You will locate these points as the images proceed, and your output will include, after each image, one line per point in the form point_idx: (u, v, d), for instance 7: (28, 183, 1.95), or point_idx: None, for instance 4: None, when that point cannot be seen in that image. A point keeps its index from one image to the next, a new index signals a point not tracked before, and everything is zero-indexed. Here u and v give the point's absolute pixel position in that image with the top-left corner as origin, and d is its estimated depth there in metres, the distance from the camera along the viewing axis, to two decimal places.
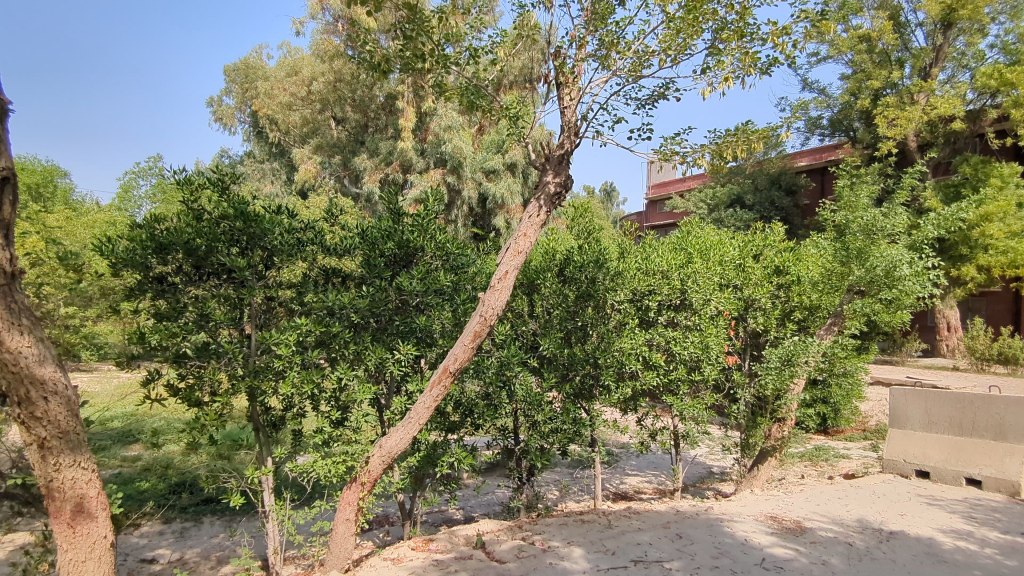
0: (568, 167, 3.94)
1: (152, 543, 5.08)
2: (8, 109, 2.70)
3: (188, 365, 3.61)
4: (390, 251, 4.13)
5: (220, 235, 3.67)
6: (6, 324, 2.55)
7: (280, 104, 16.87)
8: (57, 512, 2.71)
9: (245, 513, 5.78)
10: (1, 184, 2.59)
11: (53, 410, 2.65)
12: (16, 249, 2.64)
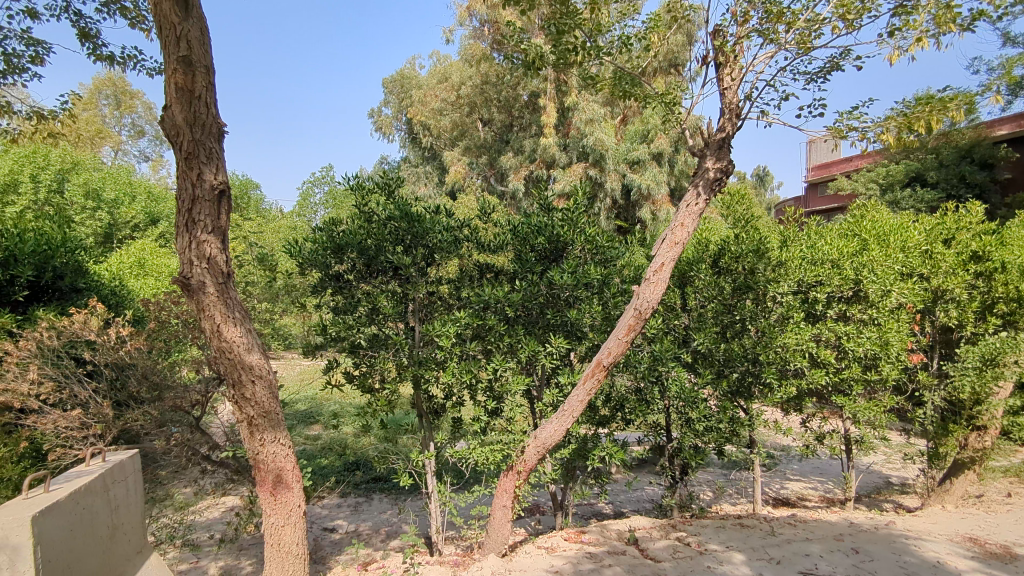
0: (729, 151, 3.71)
1: (332, 514, 5.65)
2: (224, 131, 3.04)
3: (362, 355, 3.96)
4: (541, 245, 4.18)
5: (388, 235, 3.96)
6: (223, 318, 2.96)
7: (432, 111, 18.01)
8: (263, 481, 3.11)
9: (408, 493, 6.23)
10: (218, 198, 2.96)
11: (259, 391, 3.04)
12: (231, 252, 3.04)
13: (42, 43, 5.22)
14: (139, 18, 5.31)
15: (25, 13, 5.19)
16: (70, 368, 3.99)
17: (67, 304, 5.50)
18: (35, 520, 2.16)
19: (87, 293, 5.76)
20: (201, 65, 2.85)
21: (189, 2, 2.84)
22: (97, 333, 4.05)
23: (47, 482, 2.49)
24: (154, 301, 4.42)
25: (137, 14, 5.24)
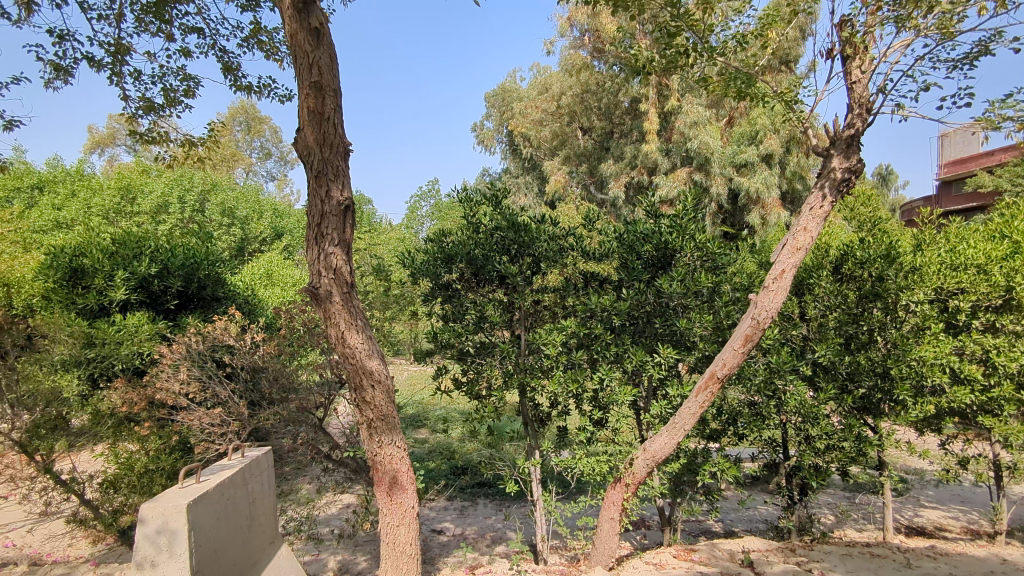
0: (858, 150, 3.45)
1: (439, 517, 5.81)
2: (349, 150, 3.23)
3: (470, 362, 4.07)
4: (648, 253, 4.11)
5: (495, 245, 4.05)
6: (347, 325, 3.15)
7: (533, 121, 18.33)
8: (380, 481, 3.26)
9: (512, 499, 6.28)
10: (345, 212, 3.14)
11: (378, 396, 3.20)
12: (355, 263, 3.21)
13: (194, 78, 5.82)
14: (274, 49, 5.78)
15: (180, 52, 5.80)
16: (212, 370, 4.41)
17: (210, 312, 6.11)
18: (190, 506, 2.39)
19: (226, 301, 6.34)
20: (330, 88, 3.05)
21: (320, 32, 3.05)
22: (235, 338, 4.45)
23: (198, 473, 2.76)
24: (284, 310, 4.79)
25: (272, 46, 5.72)
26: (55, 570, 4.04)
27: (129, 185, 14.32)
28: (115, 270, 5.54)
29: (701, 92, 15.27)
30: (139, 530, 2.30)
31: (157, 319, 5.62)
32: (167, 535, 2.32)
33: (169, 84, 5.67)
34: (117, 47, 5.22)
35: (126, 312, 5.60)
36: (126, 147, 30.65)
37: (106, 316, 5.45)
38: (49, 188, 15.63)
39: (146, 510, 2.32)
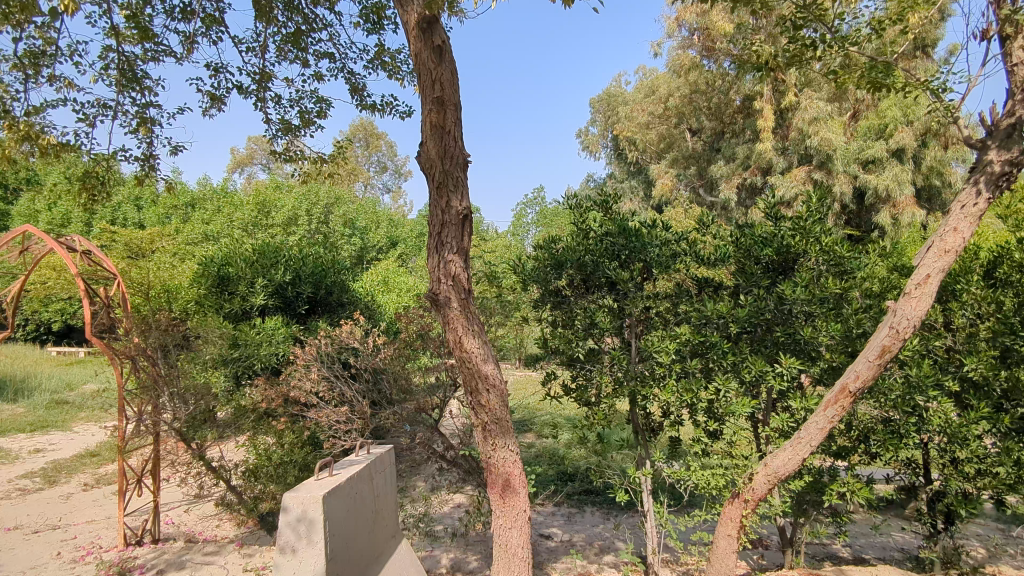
0: (1019, 141, 3.09)
1: (547, 521, 5.84)
2: (468, 161, 3.35)
3: (579, 368, 4.07)
4: (767, 258, 3.91)
5: (605, 251, 4.03)
6: (465, 330, 3.26)
7: (639, 125, 18.19)
8: (493, 483, 3.34)
9: (620, 508, 6.18)
10: (463, 220, 3.25)
11: (493, 400, 3.28)
12: (472, 270, 3.31)
13: (325, 100, 6.29)
14: (394, 68, 6.13)
15: (313, 76, 6.29)
16: (339, 371, 4.73)
17: (336, 316, 6.55)
18: (325, 498, 2.57)
19: (349, 306, 6.78)
20: (450, 103, 3.18)
21: (443, 49, 3.20)
22: (359, 341, 4.74)
23: (330, 466, 2.96)
24: (404, 315, 5.06)
25: (394, 65, 6.06)
26: (207, 547, 4.49)
27: (265, 201, 15.70)
28: (255, 278, 6.11)
29: (822, 85, 14.31)
30: (282, 517, 2.51)
31: (291, 323, 6.20)
32: (306, 524, 2.51)
33: (304, 106, 6.16)
34: (262, 75, 5.74)
35: (264, 316, 6.15)
36: (261, 165, 33.71)
37: (248, 320, 6.09)
38: (199, 205, 17.52)
39: (288, 499, 2.52)
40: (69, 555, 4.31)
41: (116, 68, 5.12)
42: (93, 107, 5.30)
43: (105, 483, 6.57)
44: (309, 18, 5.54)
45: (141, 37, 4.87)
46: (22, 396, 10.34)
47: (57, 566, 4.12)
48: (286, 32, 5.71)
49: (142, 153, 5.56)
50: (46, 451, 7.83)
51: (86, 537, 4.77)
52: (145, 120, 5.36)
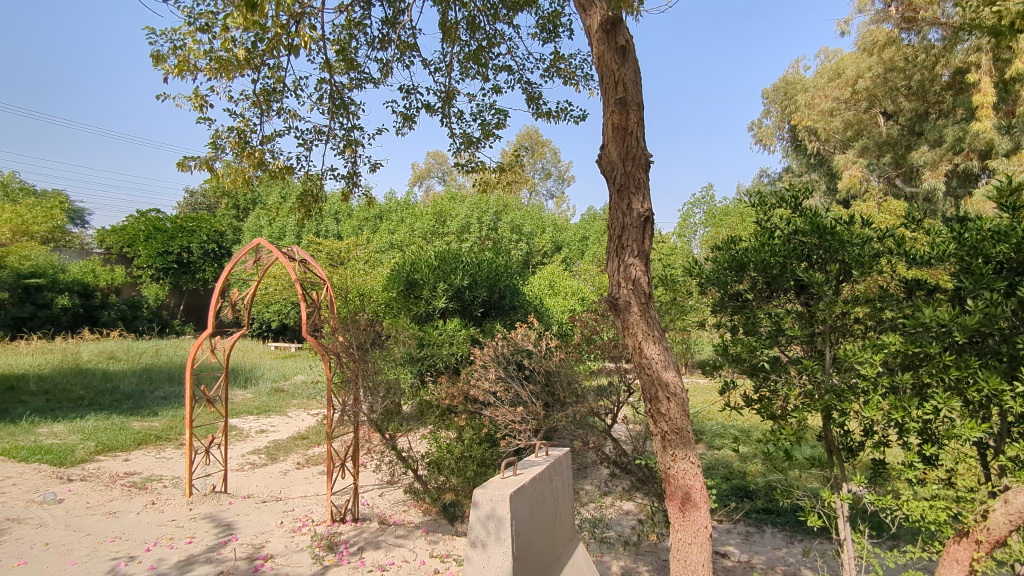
0: None
1: (722, 538, 5.50)
2: (650, 161, 3.26)
3: (764, 379, 3.78)
4: (1002, 255, 3.30)
5: (795, 251, 3.71)
6: (644, 335, 3.19)
7: (822, 112, 16.35)
8: (672, 495, 3.23)
9: (808, 533, 5.61)
10: (644, 223, 3.16)
11: (672, 408, 3.17)
12: (653, 273, 3.21)
13: (504, 111, 6.57)
14: (569, 74, 6.22)
15: (492, 89, 6.61)
16: (514, 372, 4.90)
17: (510, 319, 6.80)
18: (512, 497, 2.69)
19: (522, 309, 7.00)
20: (634, 103, 3.14)
21: (626, 49, 3.18)
22: (534, 344, 4.87)
23: (513, 466, 3.09)
24: (580, 318, 5.10)
25: (569, 72, 6.16)
26: (398, 531, 4.89)
27: (442, 210, 17.41)
28: (437, 283, 6.60)
29: None
30: (474, 512, 2.67)
31: (468, 325, 6.56)
32: (495, 521, 2.64)
33: (485, 119, 6.50)
34: (447, 93, 6.15)
35: (445, 319, 6.61)
36: (438, 178, 36.38)
37: (431, 322, 6.56)
38: (386, 216, 19.34)
39: (480, 495, 2.68)
40: (289, 525, 4.96)
41: (328, 97, 5.80)
42: (311, 133, 6.06)
43: (313, 463, 7.47)
44: (490, 34, 5.83)
45: (348, 67, 5.47)
46: (251, 384, 12.17)
47: (280, 533, 4.76)
48: (469, 50, 6.05)
49: (348, 171, 6.25)
50: (268, 432, 9.13)
51: (301, 510, 5.46)
52: (350, 142, 6.01)
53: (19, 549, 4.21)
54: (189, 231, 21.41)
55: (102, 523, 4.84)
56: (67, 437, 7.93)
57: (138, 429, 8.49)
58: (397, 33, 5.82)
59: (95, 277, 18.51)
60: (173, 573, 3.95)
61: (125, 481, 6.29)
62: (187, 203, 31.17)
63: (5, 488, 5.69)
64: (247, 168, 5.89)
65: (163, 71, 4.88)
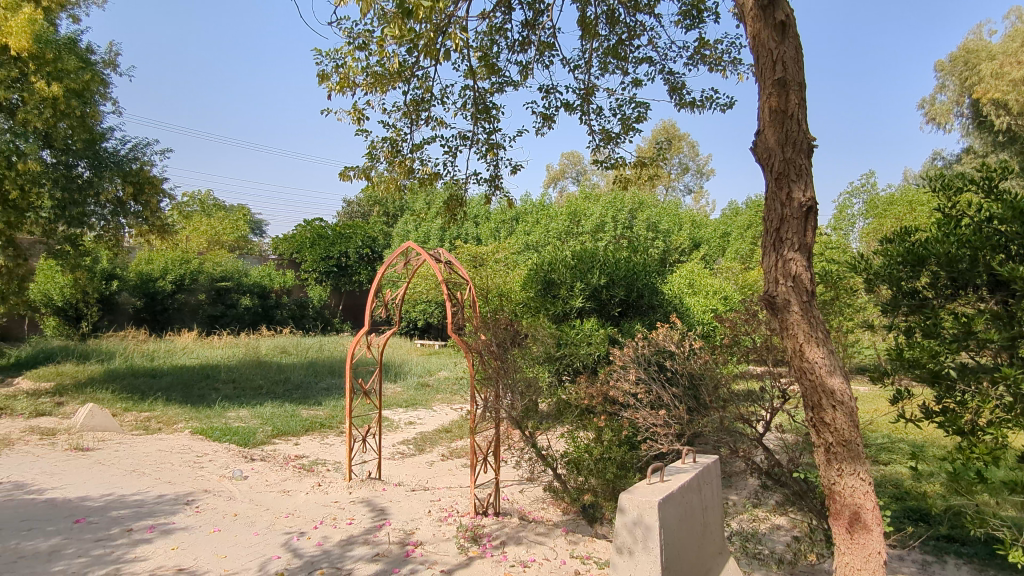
0: None
1: (892, 566, 4.89)
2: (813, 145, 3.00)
3: (950, 389, 3.31)
4: None
5: (989, 243, 3.21)
6: (806, 336, 2.94)
7: (1012, 82, 14.48)
8: (838, 514, 2.95)
9: (1005, 568, 4.81)
10: (805, 213, 2.91)
11: (839, 418, 2.89)
12: (815, 268, 2.95)
13: (644, 104, 6.42)
14: (714, 59, 5.91)
15: (633, 82, 6.48)
16: (655, 373, 4.75)
17: (649, 319, 6.60)
18: (660, 504, 2.62)
19: (661, 309, 6.77)
20: (794, 83, 2.92)
21: (786, 25, 2.95)
22: (676, 344, 4.68)
23: (660, 472, 3.02)
24: (728, 318, 4.82)
25: (715, 58, 5.87)
26: (538, 528, 4.94)
27: (576, 211, 17.68)
28: (574, 282, 6.62)
29: None
30: (620, 518, 2.64)
31: (605, 325, 6.48)
32: (643, 528, 2.58)
33: (624, 114, 6.40)
34: (587, 90, 6.13)
35: (582, 318, 6.59)
36: (573, 178, 36.42)
37: (568, 321, 6.58)
38: (522, 218, 19.77)
39: (625, 501, 2.65)
40: (436, 514, 5.21)
41: (472, 103, 6.03)
42: (456, 139, 6.34)
43: (456, 456, 7.80)
44: (630, 26, 5.72)
45: (490, 72, 5.64)
46: (400, 378, 13.01)
47: (429, 521, 5.01)
48: (609, 45, 6.00)
49: (489, 175, 6.45)
50: (416, 424, 9.68)
51: (447, 500, 5.71)
52: (492, 145, 6.20)
53: (214, 517, 4.83)
54: (347, 238, 23.37)
55: (278, 500, 5.41)
56: (250, 421, 9.00)
57: (306, 417, 9.42)
58: (537, 34, 5.92)
59: (271, 280, 20.84)
60: (336, 550, 4.31)
61: (296, 463, 6.99)
62: (344, 212, 34.07)
63: (203, 463, 6.57)
64: (398, 176, 6.31)
65: (328, 89, 5.40)
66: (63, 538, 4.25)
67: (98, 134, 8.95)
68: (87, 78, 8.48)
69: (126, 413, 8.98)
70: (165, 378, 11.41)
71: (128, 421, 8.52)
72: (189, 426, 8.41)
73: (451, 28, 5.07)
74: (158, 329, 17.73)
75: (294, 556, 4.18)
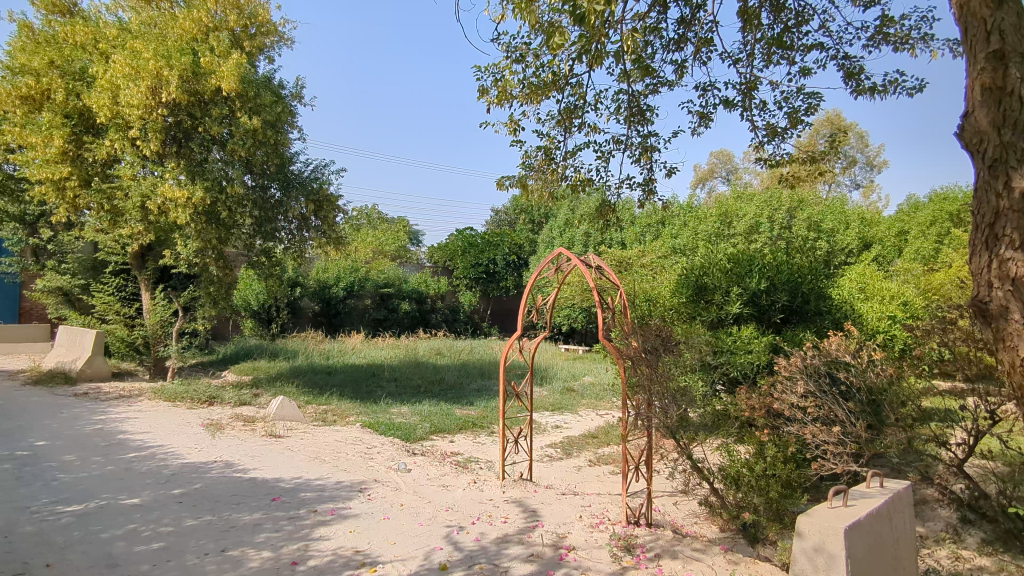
0: None
1: None
2: None
3: None
4: None
5: None
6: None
7: None
8: None
9: None
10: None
11: None
12: None
13: (816, 94, 5.94)
14: (901, 37, 5.31)
15: (802, 71, 6.02)
16: (827, 386, 4.35)
17: (816, 326, 6.07)
18: (846, 534, 2.56)
19: (831, 315, 6.19)
20: (1014, 54, 2.55)
21: None
22: (852, 355, 4.24)
23: (845, 496, 2.89)
24: (916, 327, 4.27)
25: (902, 35, 5.27)
26: (694, 543, 4.73)
27: (727, 212, 16.82)
28: (730, 287, 6.28)
29: None
30: (799, 544, 2.62)
31: (765, 333, 6.06)
32: (825, 557, 2.55)
33: (792, 106, 5.96)
34: (749, 84, 5.80)
35: (739, 325, 6.22)
36: (723, 178, 34.59)
37: (724, 328, 6.26)
38: (669, 221, 19.18)
39: (806, 525, 2.66)
40: (588, 520, 5.21)
41: (625, 107, 5.98)
42: (610, 144, 6.31)
43: (604, 462, 7.74)
44: (798, 11, 5.33)
45: (644, 74, 5.56)
46: (547, 382, 13.21)
47: (581, 527, 5.02)
48: (773, 33, 5.64)
49: (644, 179, 6.34)
50: (563, 428, 9.77)
51: (597, 507, 5.68)
52: (646, 148, 6.09)
53: (384, 506, 5.24)
54: (495, 245, 24.23)
55: (439, 494, 5.74)
56: (411, 418, 9.66)
57: (460, 416, 9.90)
58: (694, 31, 5.72)
59: (427, 286, 22.27)
60: (493, 548, 4.46)
61: (452, 459, 7.38)
62: (493, 221, 35.40)
63: (372, 454, 7.17)
64: (551, 183, 6.45)
65: (488, 102, 5.66)
66: (262, 513, 4.86)
67: (288, 159, 10.15)
68: (281, 110, 9.65)
69: (308, 405, 10.08)
70: (338, 376, 12.64)
71: (310, 412, 9.55)
72: (359, 419, 9.23)
73: (607, 33, 5.08)
74: (332, 331, 19.67)
75: (455, 549, 4.41)
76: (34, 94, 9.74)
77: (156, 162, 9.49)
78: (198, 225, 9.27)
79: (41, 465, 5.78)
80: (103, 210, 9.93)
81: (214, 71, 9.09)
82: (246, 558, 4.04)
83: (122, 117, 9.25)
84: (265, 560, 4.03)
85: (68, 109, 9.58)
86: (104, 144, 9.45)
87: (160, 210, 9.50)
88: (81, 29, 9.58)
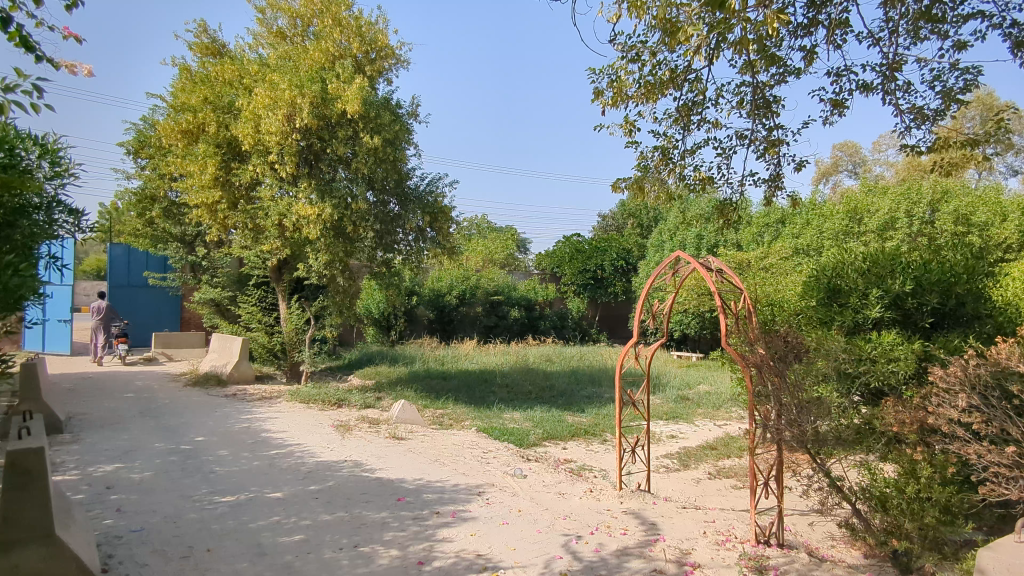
0: None
1: None
2: None
3: None
4: None
5: None
6: None
7: None
8: None
9: None
10: None
11: None
12: None
13: (975, 70, 5.31)
14: None
15: (957, 44, 5.43)
16: (997, 400, 3.83)
17: (976, 332, 5.38)
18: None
19: (993, 319, 5.46)
20: None
21: None
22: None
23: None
24: None
25: None
26: (835, 569, 4.33)
27: (856, 208, 15.53)
28: (869, 289, 5.73)
29: None
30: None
31: (913, 339, 5.46)
32: None
33: (946, 85, 5.38)
34: (893, 65, 5.32)
35: (881, 331, 5.67)
36: (849, 171, 31.95)
37: (862, 333, 5.72)
38: (790, 219, 18.02)
39: (990, 562, 3.19)
40: (713, 537, 4.94)
41: (749, 99, 5.68)
42: (734, 140, 6.00)
43: (726, 476, 7.34)
44: None
45: (771, 62, 5.27)
46: (660, 391, 12.79)
47: (706, 543, 4.78)
48: (921, 6, 5.14)
49: (771, 174, 5.98)
50: (680, 438, 9.40)
51: (723, 523, 5.38)
52: (773, 142, 5.73)
53: (503, 511, 5.29)
54: (603, 250, 23.97)
55: (556, 501, 5.71)
56: (524, 423, 9.75)
57: (572, 423, 9.83)
58: (826, 12, 5.33)
59: (536, 293, 22.47)
60: (614, 560, 4.37)
61: (566, 467, 7.33)
62: (600, 227, 35.00)
63: (488, 459, 7.29)
64: (670, 183, 6.28)
65: (603, 105, 5.61)
66: (389, 513, 5.08)
67: (405, 174, 10.62)
68: (398, 128, 10.12)
69: (426, 409, 10.47)
70: (453, 381, 13.02)
71: (428, 416, 9.90)
72: (474, 424, 9.45)
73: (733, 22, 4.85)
74: (445, 337, 20.32)
75: (574, 559, 4.35)
76: (192, 128, 11.03)
77: (291, 183, 10.31)
78: (328, 239, 10.00)
79: (200, 459, 6.44)
80: (247, 228, 10.96)
81: (340, 95, 9.74)
82: (376, 555, 4.24)
83: (262, 144, 10.16)
84: (394, 559, 4.20)
85: (218, 139, 10.69)
86: (248, 169, 10.44)
87: (294, 227, 10.28)
88: (229, 67, 10.65)
